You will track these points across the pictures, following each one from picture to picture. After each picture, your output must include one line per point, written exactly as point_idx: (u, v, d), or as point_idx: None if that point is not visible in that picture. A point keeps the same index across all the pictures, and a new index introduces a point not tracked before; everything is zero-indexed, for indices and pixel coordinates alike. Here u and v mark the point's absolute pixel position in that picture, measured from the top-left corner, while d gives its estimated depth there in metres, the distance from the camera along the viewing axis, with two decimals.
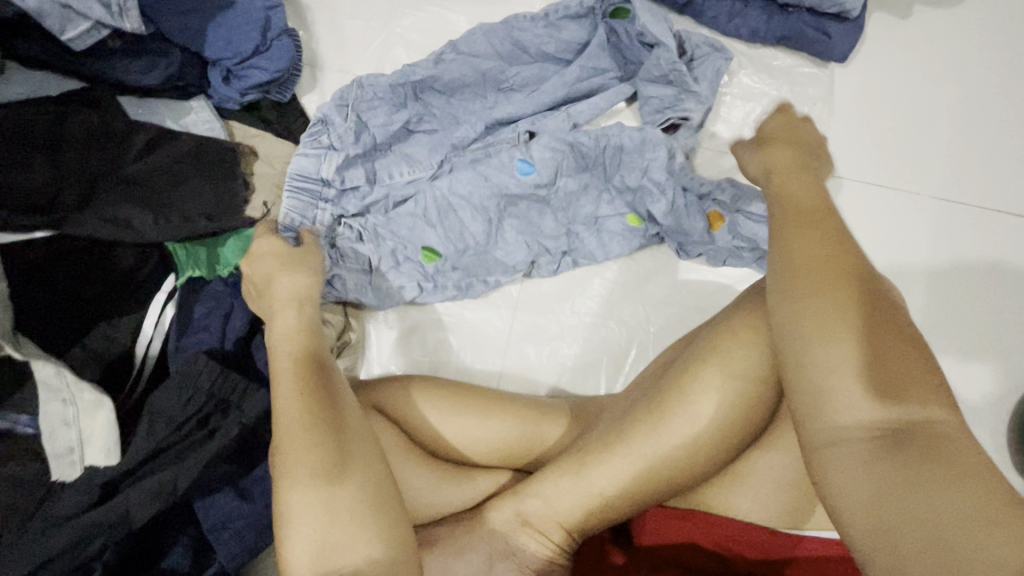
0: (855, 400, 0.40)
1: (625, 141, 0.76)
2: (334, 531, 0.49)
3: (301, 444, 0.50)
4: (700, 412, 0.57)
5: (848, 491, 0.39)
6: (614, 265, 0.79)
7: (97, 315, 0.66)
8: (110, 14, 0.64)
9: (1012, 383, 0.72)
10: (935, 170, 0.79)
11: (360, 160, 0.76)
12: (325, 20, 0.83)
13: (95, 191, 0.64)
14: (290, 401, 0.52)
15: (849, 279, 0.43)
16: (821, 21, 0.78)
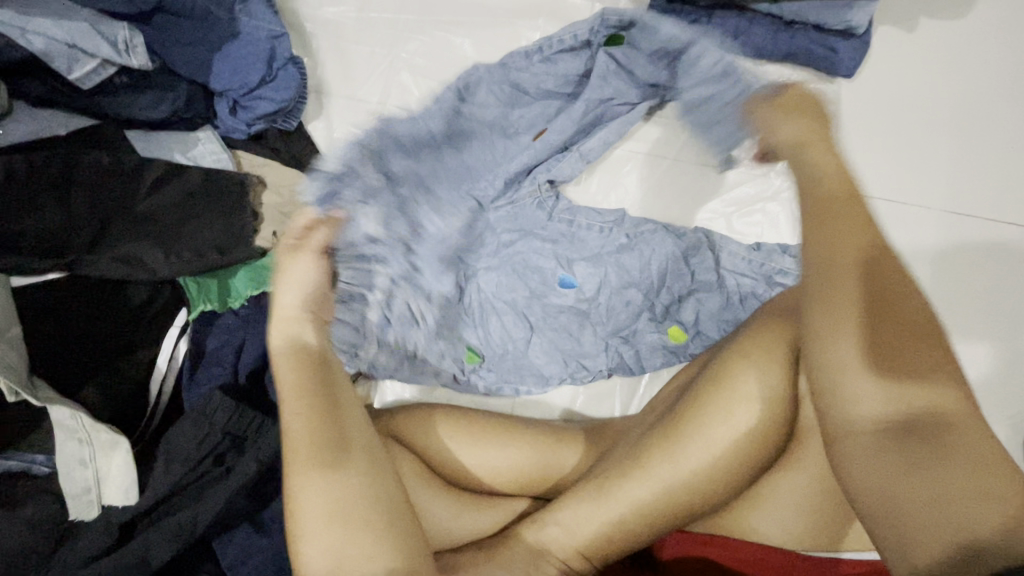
0: (869, 394, 0.42)
1: (671, 251, 0.75)
2: (350, 545, 0.46)
3: (310, 440, 0.49)
4: (718, 440, 0.56)
5: (865, 479, 0.43)
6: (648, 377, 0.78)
7: (111, 353, 0.66)
8: (116, 51, 0.65)
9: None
10: (941, 183, 0.79)
11: (398, 214, 0.68)
12: (329, 46, 0.83)
13: (107, 230, 0.64)
14: (297, 412, 0.50)
15: (860, 274, 0.44)
16: (826, 37, 0.77)
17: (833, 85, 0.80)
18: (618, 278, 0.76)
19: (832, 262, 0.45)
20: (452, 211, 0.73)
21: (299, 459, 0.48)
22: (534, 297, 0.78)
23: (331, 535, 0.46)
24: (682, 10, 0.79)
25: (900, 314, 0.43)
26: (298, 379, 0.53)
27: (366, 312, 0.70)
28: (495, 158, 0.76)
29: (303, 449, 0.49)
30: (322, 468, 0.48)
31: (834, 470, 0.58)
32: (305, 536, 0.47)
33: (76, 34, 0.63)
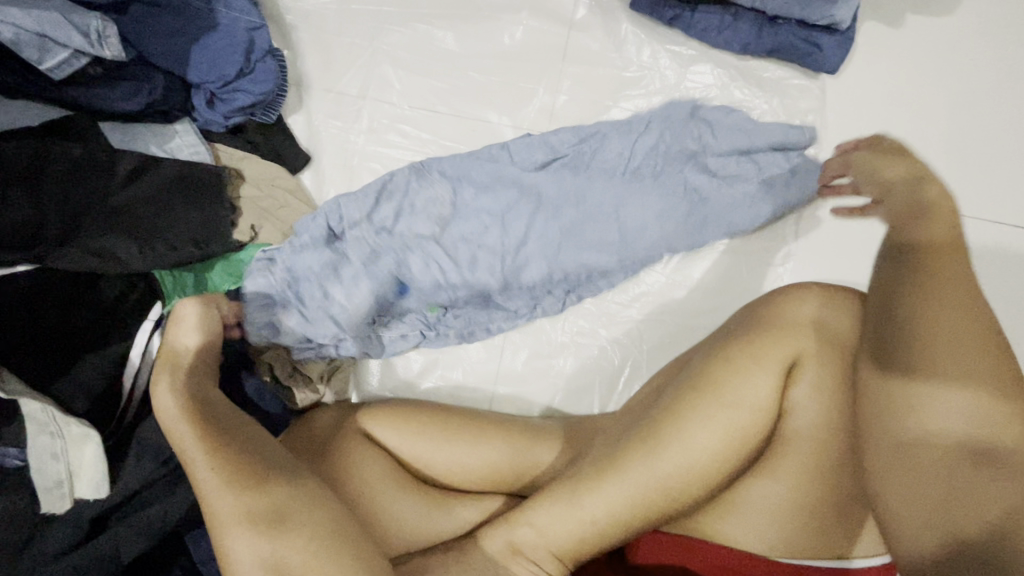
0: (949, 409, 0.47)
1: (601, 172, 0.75)
2: (287, 553, 0.49)
3: (201, 451, 0.54)
4: (694, 443, 0.56)
5: (919, 493, 0.47)
6: (616, 351, 0.78)
7: (84, 345, 0.66)
8: (90, 42, 0.64)
9: None
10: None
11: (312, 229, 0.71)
12: (309, 38, 0.82)
13: (80, 222, 0.63)
14: (201, 464, 0.53)
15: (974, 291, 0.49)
16: (811, 33, 0.75)
17: (817, 81, 0.80)
18: (578, 222, 0.74)
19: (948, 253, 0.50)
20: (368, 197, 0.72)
21: (194, 468, 0.53)
22: (504, 256, 0.74)
23: (241, 523, 0.50)
24: (666, 4, 0.77)
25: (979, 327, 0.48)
26: (182, 403, 0.58)
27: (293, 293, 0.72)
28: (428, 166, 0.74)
29: (195, 454, 0.54)
30: (223, 469, 0.52)
31: (815, 472, 0.56)
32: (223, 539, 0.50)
33: (47, 24, 0.62)
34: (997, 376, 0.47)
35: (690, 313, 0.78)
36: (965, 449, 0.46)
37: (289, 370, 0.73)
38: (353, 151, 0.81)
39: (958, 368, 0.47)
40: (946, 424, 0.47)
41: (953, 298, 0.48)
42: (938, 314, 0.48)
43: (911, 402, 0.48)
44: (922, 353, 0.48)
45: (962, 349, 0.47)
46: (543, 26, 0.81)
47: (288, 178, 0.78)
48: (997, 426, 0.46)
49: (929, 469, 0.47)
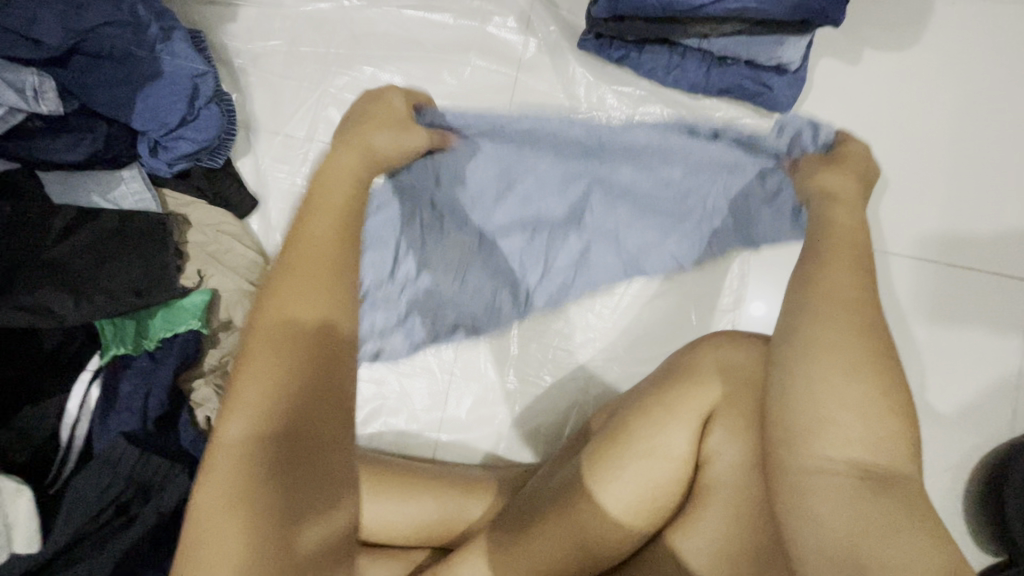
0: (851, 441, 0.41)
1: (610, 179, 0.72)
2: (273, 505, 0.33)
3: (280, 367, 0.36)
4: (609, 493, 0.55)
5: (824, 532, 0.40)
6: (562, 397, 0.77)
7: (22, 398, 0.66)
8: (25, 97, 0.65)
9: (957, 435, 0.73)
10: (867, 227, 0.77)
11: None
12: (258, 81, 0.82)
13: (14, 280, 0.63)
14: (288, 356, 0.36)
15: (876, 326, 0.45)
16: (760, 73, 0.73)
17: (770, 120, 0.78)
18: (590, 239, 0.74)
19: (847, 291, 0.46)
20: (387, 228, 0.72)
21: (239, 391, 0.35)
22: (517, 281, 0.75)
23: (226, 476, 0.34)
24: (611, 45, 0.76)
25: (882, 358, 0.43)
26: (321, 314, 0.38)
27: None
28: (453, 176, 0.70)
29: (253, 377, 0.35)
30: (262, 402, 0.35)
31: (738, 524, 0.52)
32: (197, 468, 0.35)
33: None
34: (896, 400, 0.42)
35: (638, 359, 0.77)
36: (866, 481, 0.40)
37: None
38: (300, 195, 0.80)
39: (855, 395, 0.42)
40: (844, 456, 0.41)
41: (841, 328, 0.44)
42: (829, 341, 0.44)
43: (812, 434, 0.42)
44: (808, 381, 0.43)
45: (861, 375, 0.42)
46: (491, 66, 0.80)
47: (233, 224, 0.78)
48: (893, 456, 0.41)
49: (839, 510, 0.40)
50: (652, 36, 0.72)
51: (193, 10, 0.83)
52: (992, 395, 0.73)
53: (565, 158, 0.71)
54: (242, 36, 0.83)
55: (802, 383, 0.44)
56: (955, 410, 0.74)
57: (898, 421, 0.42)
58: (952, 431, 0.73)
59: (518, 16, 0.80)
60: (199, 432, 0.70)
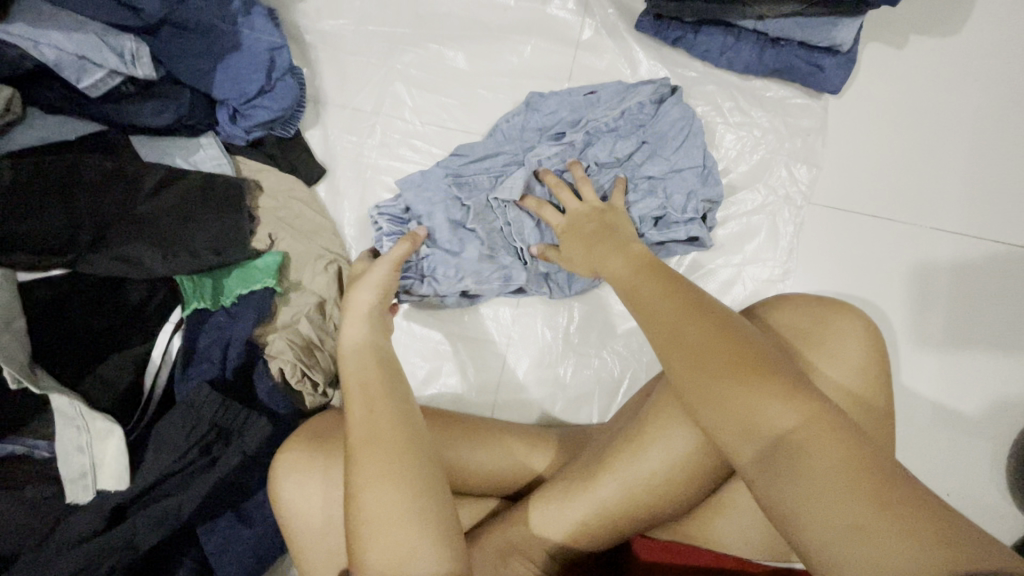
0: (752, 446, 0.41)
1: (674, 139, 0.75)
2: (392, 534, 0.45)
3: (382, 419, 0.50)
4: (678, 443, 0.57)
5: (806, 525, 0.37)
6: (615, 361, 0.80)
7: (108, 346, 0.70)
8: (124, 62, 0.69)
9: (1002, 403, 0.76)
10: (915, 205, 0.79)
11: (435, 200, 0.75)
12: (327, 57, 0.86)
13: (109, 232, 0.67)
14: (366, 413, 0.51)
15: (711, 327, 0.45)
16: (812, 54, 0.77)
17: (819, 100, 0.81)
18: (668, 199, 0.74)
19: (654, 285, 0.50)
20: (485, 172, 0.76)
21: (369, 494, 0.46)
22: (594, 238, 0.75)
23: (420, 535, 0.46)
24: (669, 26, 0.79)
25: (731, 347, 0.44)
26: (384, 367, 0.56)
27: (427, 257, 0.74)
28: (535, 132, 0.78)
29: (370, 459, 0.48)
30: (385, 474, 0.47)
31: None
32: (367, 545, 0.46)
33: (86, 47, 0.66)
34: (762, 369, 0.43)
35: None
36: (765, 458, 0.40)
37: (299, 375, 0.73)
38: (367, 165, 0.84)
39: (724, 390, 0.42)
40: (744, 445, 0.41)
41: (684, 340, 0.45)
42: (685, 365, 0.44)
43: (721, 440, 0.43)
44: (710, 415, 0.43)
45: (718, 373, 0.43)
46: (550, 46, 0.84)
47: (303, 190, 0.82)
48: (784, 416, 0.40)
49: (774, 493, 0.39)
50: (710, 16, 0.76)
51: None
52: None
53: (633, 117, 0.76)
54: (313, 14, 0.87)
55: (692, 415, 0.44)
56: (1002, 379, 0.76)
57: (804, 419, 0.40)
58: (998, 403, 0.76)
59: None
60: (273, 385, 0.73)
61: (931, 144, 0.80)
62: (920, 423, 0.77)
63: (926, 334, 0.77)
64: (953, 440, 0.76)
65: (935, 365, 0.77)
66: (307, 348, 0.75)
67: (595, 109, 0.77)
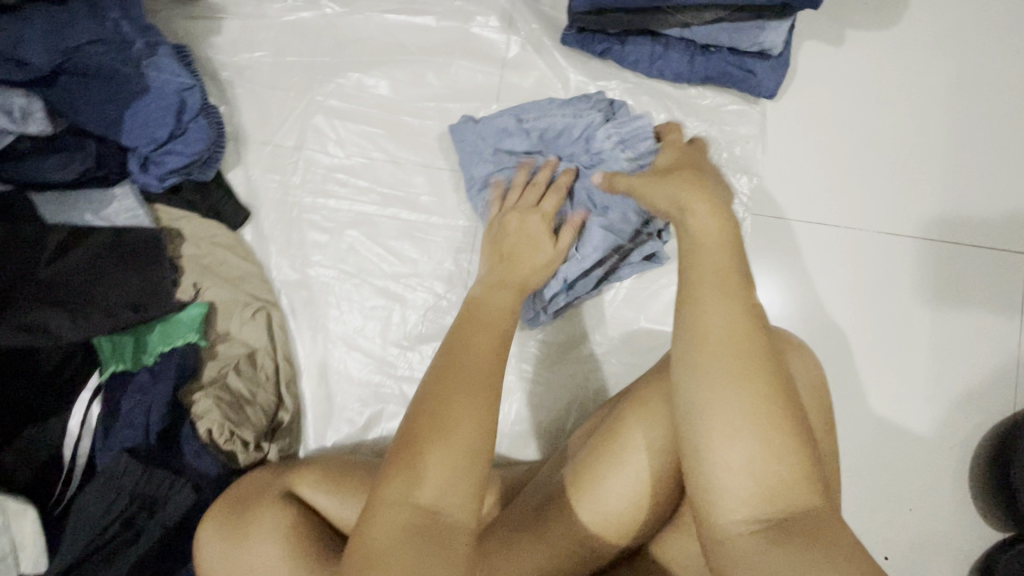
0: (738, 482, 0.42)
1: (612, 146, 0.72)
2: (449, 467, 0.45)
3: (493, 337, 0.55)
4: (607, 490, 0.55)
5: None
6: (561, 391, 0.77)
7: (23, 420, 0.66)
8: (14, 120, 0.66)
9: (954, 408, 0.75)
10: (864, 207, 0.77)
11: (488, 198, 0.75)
12: (245, 93, 0.82)
13: (11, 299, 0.64)
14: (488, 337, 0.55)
15: (752, 345, 0.44)
16: (742, 59, 0.73)
17: (756, 105, 0.78)
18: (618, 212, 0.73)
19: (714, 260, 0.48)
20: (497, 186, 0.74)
21: (451, 442, 0.46)
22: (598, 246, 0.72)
23: (462, 492, 0.45)
24: (594, 39, 0.75)
25: (751, 362, 0.43)
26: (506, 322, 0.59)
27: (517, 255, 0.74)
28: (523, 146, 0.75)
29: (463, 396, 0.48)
30: (479, 397, 0.48)
31: None
32: (428, 454, 0.45)
33: None
34: (766, 400, 0.43)
35: (636, 352, 0.77)
36: (767, 529, 0.41)
37: (228, 434, 0.70)
38: (293, 204, 0.81)
39: (749, 438, 0.42)
40: (745, 507, 0.42)
41: (729, 372, 0.43)
42: (716, 399, 0.43)
43: (715, 488, 0.42)
44: (708, 440, 0.43)
45: (728, 392, 0.43)
46: (476, 66, 0.81)
47: (227, 236, 0.79)
48: (791, 492, 0.41)
49: (745, 560, 0.40)
50: (634, 27, 0.71)
51: (175, 24, 0.83)
52: (990, 373, 0.75)
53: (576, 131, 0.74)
54: (227, 48, 0.83)
55: (702, 451, 0.43)
56: (952, 384, 0.75)
57: (793, 459, 0.42)
58: (951, 409, 0.74)
59: (501, 16, 0.81)
60: (201, 445, 0.70)
61: (872, 146, 0.77)
62: (878, 435, 0.75)
63: (881, 342, 0.76)
64: (911, 450, 0.74)
65: (889, 371, 0.75)
66: (236, 404, 0.72)
67: (552, 125, 0.75)
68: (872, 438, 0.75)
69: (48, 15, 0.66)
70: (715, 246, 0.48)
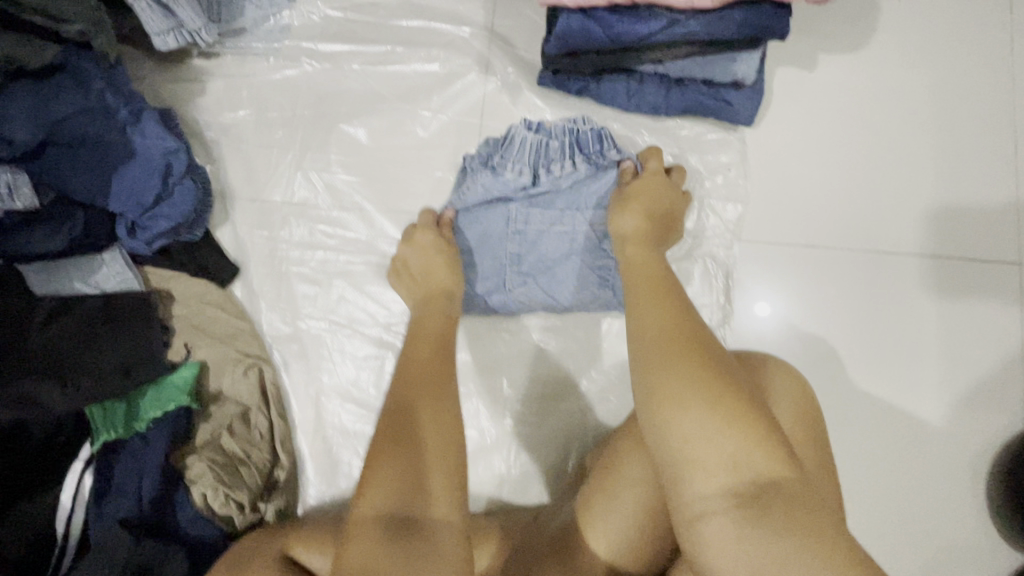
0: (705, 460, 0.42)
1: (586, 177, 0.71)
2: (403, 481, 0.50)
3: (430, 358, 0.61)
4: (606, 527, 0.58)
5: (729, 558, 0.41)
6: (559, 431, 0.76)
7: (13, 497, 0.65)
8: (0, 196, 0.64)
9: (960, 427, 0.73)
10: (842, 223, 0.77)
11: (483, 230, 0.74)
12: (231, 151, 0.84)
13: (1, 375, 0.63)
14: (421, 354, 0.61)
15: (690, 337, 0.48)
16: (716, 90, 0.74)
17: (735, 133, 0.79)
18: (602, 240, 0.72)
19: (642, 274, 0.57)
20: (486, 219, 0.73)
21: (415, 438, 0.53)
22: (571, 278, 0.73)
23: (445, 470, 0.52)
24: (569, 79, 0.76)
25: (693, 344, 0.47)
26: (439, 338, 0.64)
27: (500, 282, 0.74)
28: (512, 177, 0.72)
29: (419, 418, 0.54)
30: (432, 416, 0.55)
31: None
32: (374, 479, 0.50)
33: None
34: (717, 376, 0.45)
35: (633, 386, 0.77)
36: (740, 500, 0.41)
37: (222, 498, 0.69)
38: (281, 257, 0.81)
39: (698, 413, 0.43)
40: (713, 480, 0.42)
41: (666, 354, 0.46)
42: (665, 381, 0.45)
43: (680, 473, 0.43)
44: (664, 419, 0.44)
45: (676, 371, 0.45)
46: (456, 111, 0.82)
47: (217, 293, 0.79)
48: (755, 462, 0.42)
49: (725, 539, 0.41)
50: (606, 66, 0.71)
51: (161, 88, 0.84)
52: (997, 386, 0.74)
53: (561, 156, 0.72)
54: (212, 109, 0.84)
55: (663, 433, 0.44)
56: (954, 400, 0.74)
57: (753, 427, 0.43)
58: (958, 426, 0.73)
59: (478, 61, 0.82)
60: (195, 511, 0.68)
61: (850, 167, 0.78)
62: (883, 460, 0.74)
63: (870, 353, 0.75)
64: (924, 468, 0.73)
65: (893, 391, 0.74)
66: (230, 466, 0.71)
67: (541, 149, 0.72)
68: (881, 458, 0.74)
69: (32, 90, 0.67)
70: (642, 266, 0.58)
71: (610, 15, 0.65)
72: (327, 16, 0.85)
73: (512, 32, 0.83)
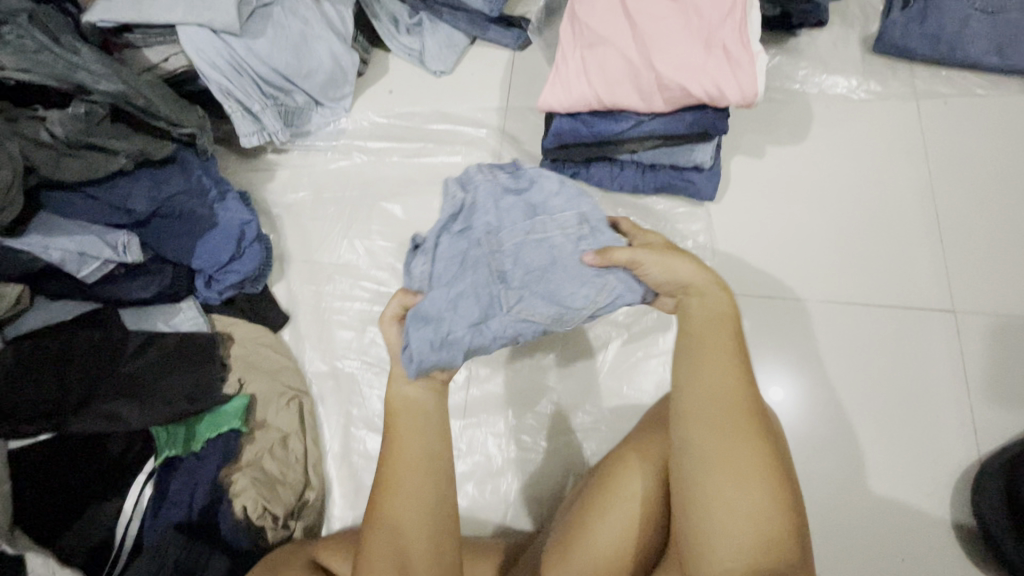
0: (736, 529, 0.52)
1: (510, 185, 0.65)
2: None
3: (418, 475, 0.64)
4: (597, 534, 0.65)
5: None
6: (557, 460, 0.85)
7: (84, 503, 0.75)
8: (117, 251, 0.82)
9: (909, 458, 0.84)
10: (799, 278, 0.92)
11: (438, 296, 0.62)
12: (291, 223, 1.03)
13: (94, 395, 0.77)
14: (413, 475, 0.64)
15: (745, 419, 0.55)
16: (683, 172, 0.91)
17: (702, 207, 0.96)
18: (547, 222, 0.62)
19: (707, 325, 0.59)
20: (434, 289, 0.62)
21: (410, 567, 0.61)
22: (549, 267, 0.61)
23: None
24: (564, 165, 0.95)
25: (749, 428, 0.55)
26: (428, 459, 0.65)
27: (483, 319, 0.60)
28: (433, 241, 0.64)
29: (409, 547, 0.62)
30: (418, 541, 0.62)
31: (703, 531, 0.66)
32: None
33: (86, 244, 0.79)
34: (766, 467, 0.54)
35: (623, 420, 0.86)
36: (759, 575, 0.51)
37: (260, 510, 0.80)
38: (325, 308, 0.97)
39: (747, 495, 0.53)
40: (739, 550, 0.52)
41: (728, 434, 0.54)
42: (722, 457, 0.54)
43: (709, 536, 0.53)
44: (713, 489, 0.54)
45: (732, 451, 0.54)
46: None
47: (269, 336, 0.94)
48: (777, 544, 0.52)
49: None
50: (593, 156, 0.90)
51: (241, 175, 1.06)
52: (946, 420, 0.84)
53: (468, 188, 0.65)
54: (278, 191, 1.05)
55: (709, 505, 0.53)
56: (907, 432, 0.85)
57: (780, 510, 0.53)
58: (909, 456, 0.84)
59: (492, 153, 1.03)
60: (235, 521, 0.79)
61: (800, 234, 0.94)
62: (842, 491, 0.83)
63: (839, 392, 0.87)
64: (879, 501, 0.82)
65: (853, 421, 0.85)
66: (269, 483, 0.82)
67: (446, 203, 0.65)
68: (841, 486, 0.83)
69: (151, 174, 0.87)
70: (712, 324, 0.59)
71: (593, 118, 0.84)
72: (374, 122, 1.08)
73: (519, 132, 1.04)
